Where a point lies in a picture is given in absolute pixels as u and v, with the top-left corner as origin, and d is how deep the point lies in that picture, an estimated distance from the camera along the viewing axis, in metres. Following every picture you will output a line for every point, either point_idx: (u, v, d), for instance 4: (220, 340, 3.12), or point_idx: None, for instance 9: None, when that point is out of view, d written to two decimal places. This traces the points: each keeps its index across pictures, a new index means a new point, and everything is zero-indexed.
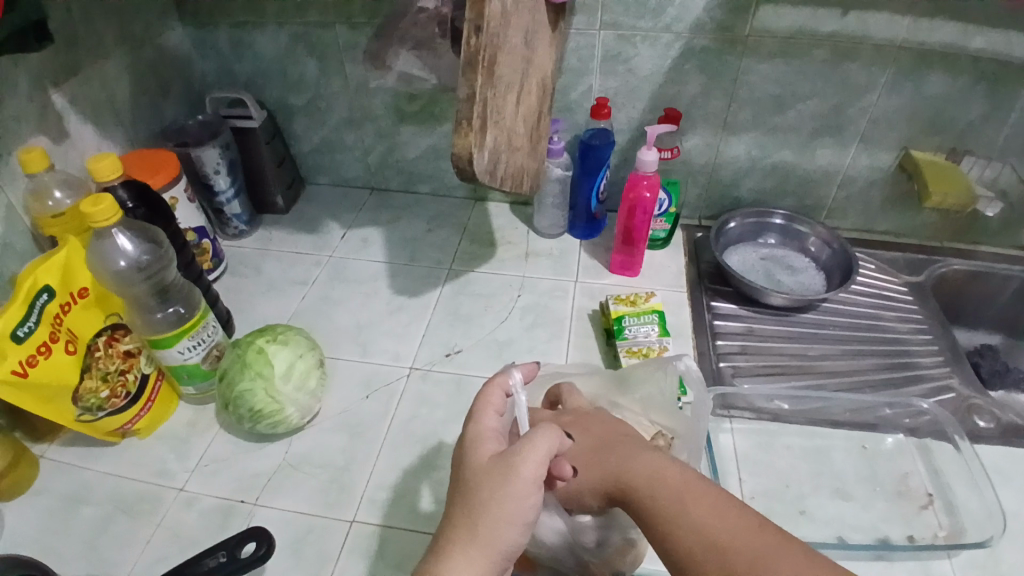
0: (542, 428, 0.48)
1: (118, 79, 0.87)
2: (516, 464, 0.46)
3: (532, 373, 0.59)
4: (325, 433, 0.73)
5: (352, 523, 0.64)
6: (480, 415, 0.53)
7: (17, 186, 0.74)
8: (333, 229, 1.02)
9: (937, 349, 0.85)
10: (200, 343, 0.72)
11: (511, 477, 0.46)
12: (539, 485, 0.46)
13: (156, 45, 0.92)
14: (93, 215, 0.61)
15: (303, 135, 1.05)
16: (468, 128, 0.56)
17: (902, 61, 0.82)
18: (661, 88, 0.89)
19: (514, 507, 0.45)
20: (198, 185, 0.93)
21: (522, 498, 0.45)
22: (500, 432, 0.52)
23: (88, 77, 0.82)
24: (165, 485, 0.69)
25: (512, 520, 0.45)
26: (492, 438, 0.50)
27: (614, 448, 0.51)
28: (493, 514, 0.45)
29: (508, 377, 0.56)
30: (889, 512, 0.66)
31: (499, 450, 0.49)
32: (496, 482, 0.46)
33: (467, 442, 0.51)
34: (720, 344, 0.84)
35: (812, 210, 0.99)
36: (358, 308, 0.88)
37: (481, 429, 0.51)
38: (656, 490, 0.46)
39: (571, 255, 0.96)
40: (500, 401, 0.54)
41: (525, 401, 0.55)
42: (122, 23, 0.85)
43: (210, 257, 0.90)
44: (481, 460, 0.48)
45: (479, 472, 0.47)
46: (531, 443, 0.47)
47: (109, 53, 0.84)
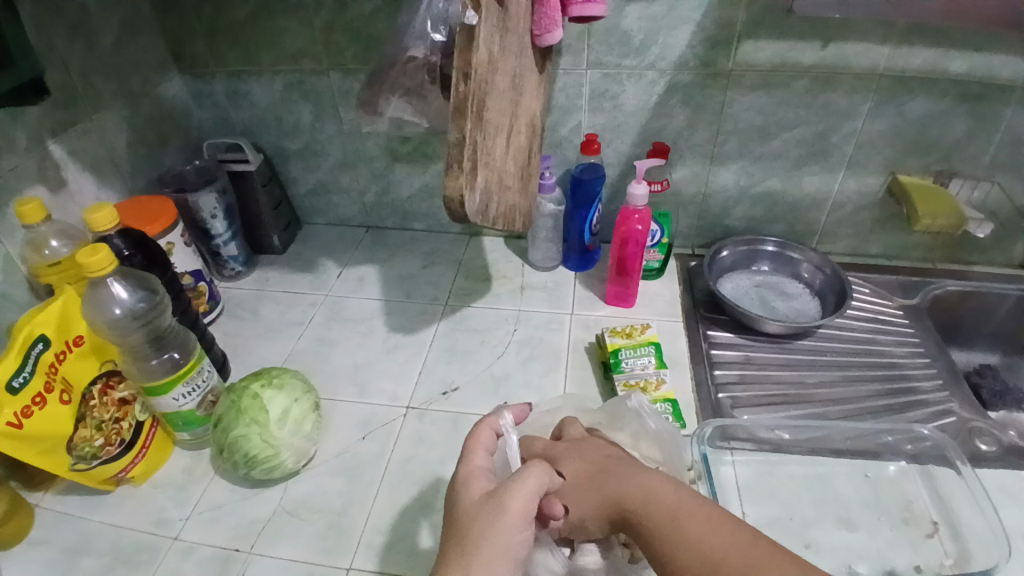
0: (530, 465, 0.49)
1: (116, 130, 0.88)
2: (505, 499, 0.46)
3: (522, 414, 0.60)
4: (322, 477, 0.72)
5: (349, 570, 0.63)
6: (469, 455, 0.53)
7: (14, 237, 0.75)
8: (329, 268, 1.03)
9: (935, 372, 0.84)
10: (196, 389, 0.72)
11: (500, 513, 0.46)
12: (530, 521, 0.47)
13: (154, 96, 0.95)
14: (89, 265, 0.62)
15: (298, 178, 1.07)
16: (458, 171, 0.57)
17: (882, 88, 0.83)
18: (647, 123, 0.91)
19: (504, 544, 0.44)
20: (195, 229, 0.94)
21: (512, 534, 0.45)
22: (490, 470, 0.52)
23: (86, 128, 0.83)
24: (161, 534, 0.68)
25: (503, 556, 0.44)
26: (481, 475, 0.51)
27: (610, 472, 0.51)
28: (485, 550, 0.44)
29: (498, 419, 0.57)
30: (895, 539, 0.64)
31: (488, 487, 0.49)
32: (486, 518, 0.46)
33: (458, 481, 0.51)
34: (717, 373, 0.83)
35: (803, 236, 1.00)
36: (355, 348, 0.88)
37: (470, 469, 0.52)
38: (654, 513, 0.47)
39: (566, 288, 0.97)
40: (489, 440, 0.55)
41: (515, 439, 0.56)
42: (120, 75, 0.88)
43: (206, 299, 0.91)
44: (472, 498, 0.48)
45: (469, 510, 0.47)
46: (520, 479, 0.48)
47: (108, 105, 0.86)
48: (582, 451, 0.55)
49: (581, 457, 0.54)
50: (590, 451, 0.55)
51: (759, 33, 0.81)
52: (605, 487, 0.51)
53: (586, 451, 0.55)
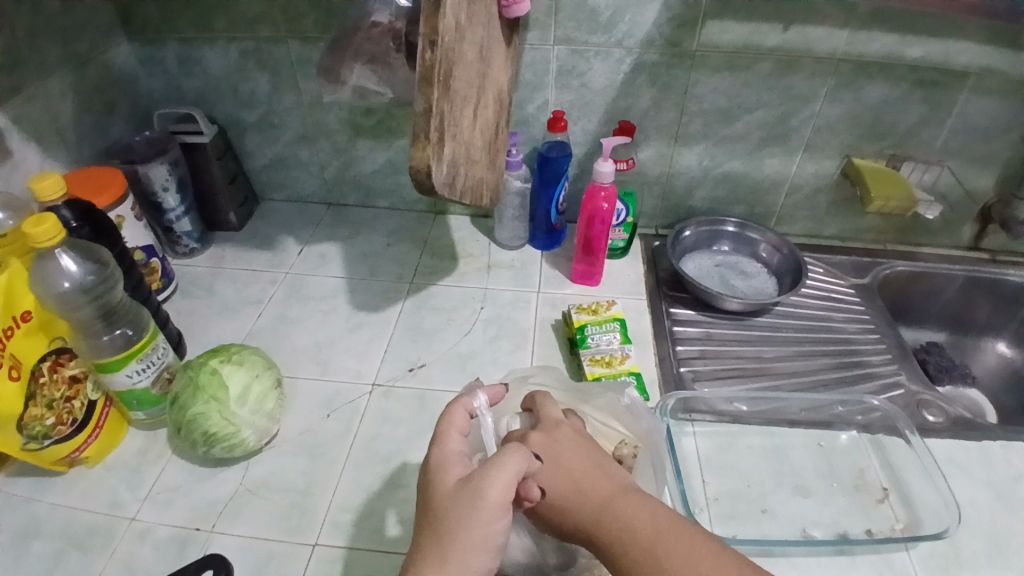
0: (508, 449, 0.48)
1: (62, 96, 0.83)
2: (483, 486, 0.45)
3: (497, 396, 0.59)
4: (284, 455, 0.71)
5: (315, 547, 0.62)
6: (445, 438, 0.52)
7: None
8: (291, 246, 1.00)
9: (885, 347, 0.89)
10: (151, 366, 0.69)
11: (477, 501, 0.45)
12: (507, 510, 0.46)
13: (101, 62, 0.89)
14: (36, 235, 0.58)
15: (256, 152, 1.03)
16: (426, 142, 0.57)
17: (842, 72, 0.86)
18: (614, 102, 0.91)
19: (482, 534, 0.44)
20: (146, 203, 0.90)
21: (490, 524, 0.45)
22: (465, 453, 0.51)
23: (33, 95, 0.79)
24: (117, 516, 0.66)
25: (482, 546, 0.44)
26: (458, 460, 0.50)
27: (583, 491, 0.49)
28: (461, 540, 0.44)
29: (472, 399, 0.57)
30: (849, 507, 0.67)
31: (464, 472, 0.48)
32: (464, 506, 0.45)
33: (431, 467, 0.50)
34: (680, 349, 0.85)
35: (762, 217, 1.03)
36: (317, 326, 0.86)
37: (442, 453, 0.50)
38: (630, 547, 0.46)
39: (532, 267, 0.97)
40: (463, 421, 0.54)
41: (490, 422, 0.57)
42: (66, 39, 0.82)
43: (159, 276, 0.87)
44: (446, 485, 0.47)
45: (445, 497, 0.46)
46: (498, 466, 0.46)
47: (51, 70, 0.81)
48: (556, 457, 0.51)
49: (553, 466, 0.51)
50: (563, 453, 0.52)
51: (725, 14, 0.82)
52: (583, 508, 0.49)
53: (558, 454, 0.52)
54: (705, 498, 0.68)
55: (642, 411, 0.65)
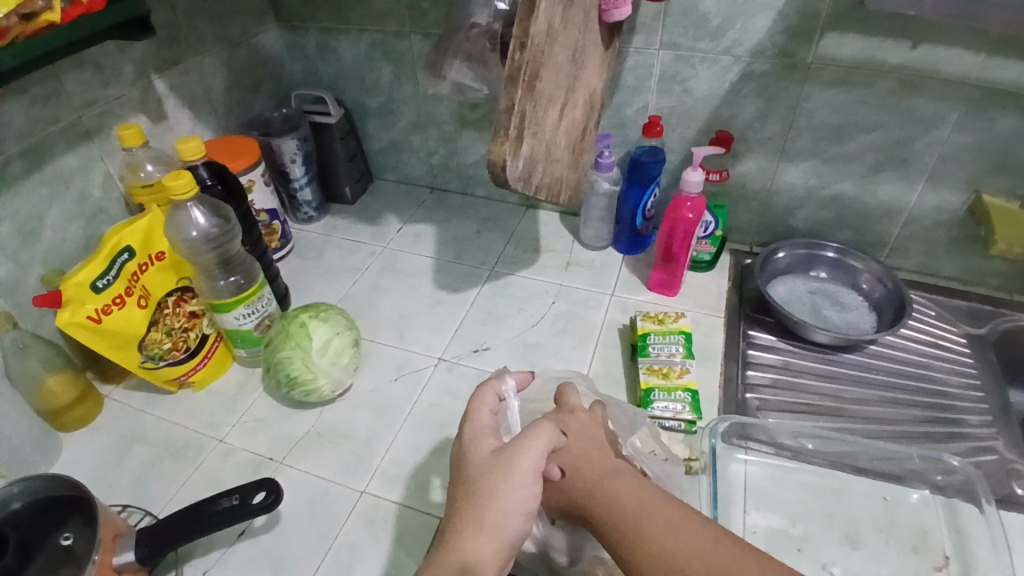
0: (539, 423, 0.51)
1: (215, 73, 0.98)
2: (516, 456, 0.48)
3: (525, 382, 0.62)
4: (353, 408, 0.78)
5: (362, 493, 0.70)
6: (476, 414, 0.54)
7: (115, 158, 0.85)
8: (392, 222, 1.09)
9: (989, 407, 0.79)
10: (255, 312, 0.80)
11: (512, 469, 0.48)
12: (540, 477, 0.49)
13: (252, 44, 1.03)
14: (176, 187, 0.70)
15: (374, 134, 1.13)
16: (504, 137, 0.61)
17: (973, 98, 0.77)
18: (716, 111, 0.89)
19: (516, 499, 0.47)
20: (275, 171, 1.02)
21: (523, 489, 0.47)
22: (494, 429, 0.53)
23: (188, 68, 0.93)
24: (209, 435, 0.78)
25: (516, 511, 0.47)
26: (490, 433, 0.52)
27: (579, 467, 0.52)
28: (496, 503, 0.46)
29: (502, 382, 0.60)
30: (901, 567, 0.62)
31: (496, 445, 0.51)
32: (498, 473, 0.48)
33: (464, 440, 0.52)
34: (749, 373, 0.82)
35: (871, 247, 0.95)
36: (403, 298, 0.94)
37: (474, 427, 0.53)
38: (616, 520, 0.47)
39: (611, 269, 0.98)
40: (494, 400, 0.56)
41: (516, 405, 0.60)
42: (223, 24, 0.97)
43: (278, 237, 0.99)
44: (480, 455, 0.50)
45: (480, 465, 0.49)
46: (530, 435, 0.49)
47: (210, 49, 0.96)
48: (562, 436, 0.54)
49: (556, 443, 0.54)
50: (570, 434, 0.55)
51: (845, 26, 0.77)
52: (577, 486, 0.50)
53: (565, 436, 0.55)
54: (741, 527, 0.66)
55: (645, 461, 0.63)
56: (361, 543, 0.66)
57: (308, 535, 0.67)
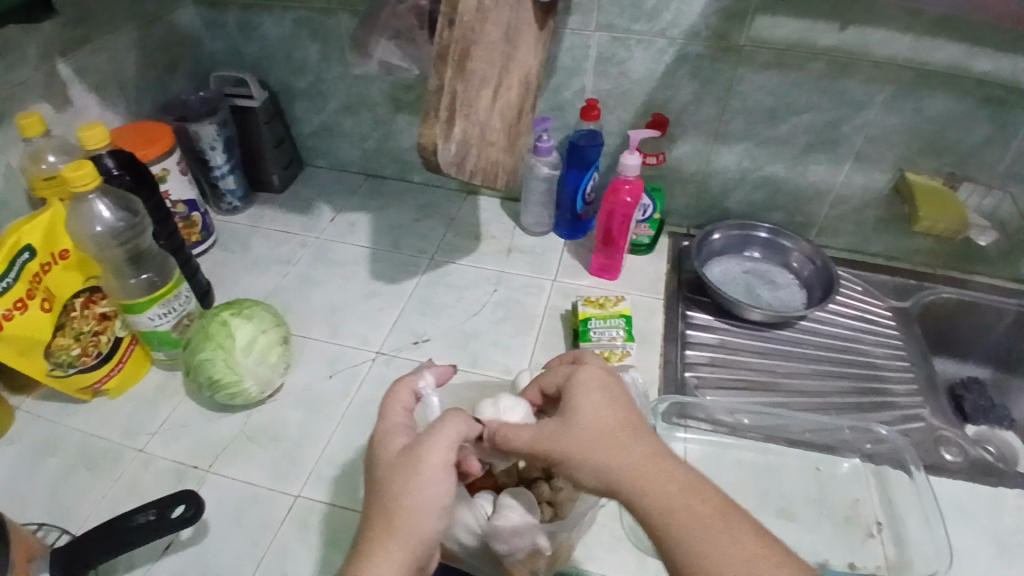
0: (448, 418, 0.50)
1: (125, 54, 0.90)
2: (424, 452, 0.48)
3: (445, 376, 0.59)
4: (283, 408, 0.74)
5: (296, 498, 0.66)
6: (389, 412, 0.53)
7: (14, 149, 0.77)
8: (324, 212, 1.04)
9: (912, 378, 0.83)
10: (172, 311, 0.75)
11: (419, 468, 0.47)
12: (450, 472, 0.48)
13: (167, 21, 0.95)
14: (73, 176, 0.64)
15: (303, 118, 1.07)
16: (434, 119, 0.58)
17: (902, 80, 0.80)
18: (652, 94, 0.89)
19: (427, 496, 0.46)
20: (195, 159, 0.95)
21: (433, 485, 0.47)
22: (408, 426, 0.52)
23: (99, 48, 0.85)
24: (127, 444, 0.72)
25: (428, 508, 0.46)
26: (401, 432, 0.51)
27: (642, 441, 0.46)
28: (407, 503, 0.46)
29: (418, 380, 0.58)
30: (835, 538, 0.64)
31: (405, 442, 0.50)
32: (406, 474, 0.47)
33: (375, 440, 0.51)
34: (689, 353, 0.83)
35: (802, 227, 0.98)
36: (336, 290, 0.90)
37: (384, 426, 0.52)
38: (693, 506, 0.41)
39: (552, 254, 0.97)
40: (408, 398, 0.55)
41: (435, 402, 0.58)
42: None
43: (199, 230, 0.93)
44: (391, 455, 0.49)
45: (389, 467, 0.48)
46: (437, 431, 0.48)
47: (120, 27, 0.88)
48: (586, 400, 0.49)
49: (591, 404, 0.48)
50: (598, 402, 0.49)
51: (776, 8, 0.77)
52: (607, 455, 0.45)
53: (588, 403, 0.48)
54: None
55: None
56: (297, 548, 0.62)
57: (238, 543, 0.63)
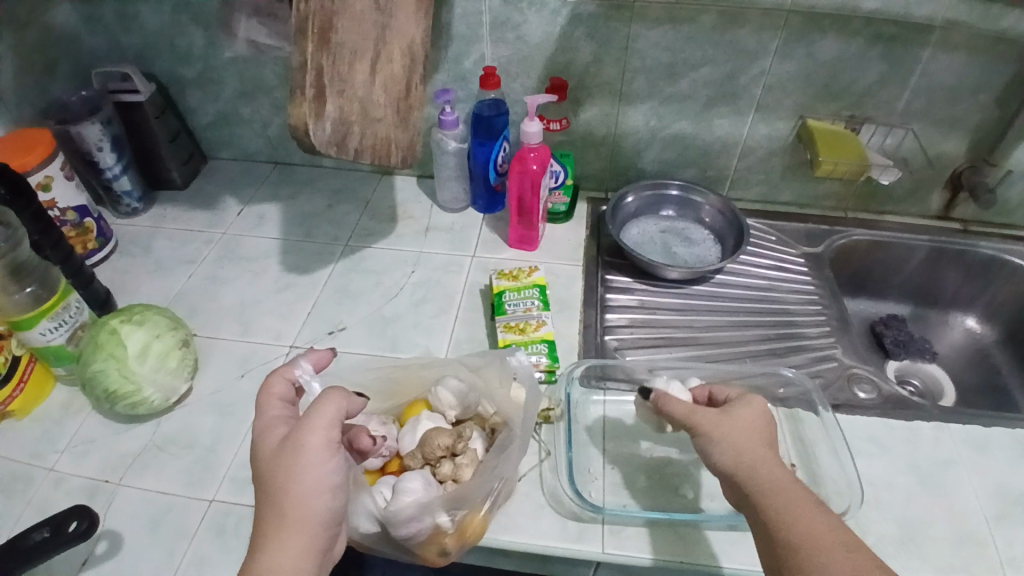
0: (324, 395, 0.49)
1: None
2: (303, 436, 0.47)
3: (323, 361, 0.57)
4: (194, 413, 0.72)
5: (211, 502, 0.64)
6: (265, 406, 0.52)
7: None
8: (231, 205, 1.00)
9: (825, 319, 0.86)
10: (63, 324, 0.71)
11: (299, 451, 0.46)
12: (336, 449, 0.48)
13: (43, 24, 0.88)
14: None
15: (199, 109, 1.02)
16: (301, 98, 0.56)
17: (791, 27, 0.81)
18: (552, 57, 0.87)
19: (314, 478, 0.46)
20: (83, 162, 0.90)
21: (318, 467, 0.46)
22: (289, 417, 0.51)
23: None
24: (36, 464, 0.69)
25: (317, 490, 0.46)
26: (278, 423, 0.50)
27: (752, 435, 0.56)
28: (293, 489, 0.45)
29: (294, 369, 0.55)
30: None
31: (285, 432, 0.49)
32: (286, 462, 0.46)
33: (254, 436, 0.50)
34: (608, 317, 0.84)
35: (714, 181, 0.99)
36: (245, 287, 0.86)
37: (262, 423, 0.50)
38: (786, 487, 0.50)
39: (471, 230, 0.95)
40: (284, 389, 0.53)
41: (317, 388, 0.55)
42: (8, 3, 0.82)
43: (94, 236, 0.88)
44: (269, 447, 0.48)
45: (269, 458, 0.47)
46: (314, 412, 0.48)
47: None
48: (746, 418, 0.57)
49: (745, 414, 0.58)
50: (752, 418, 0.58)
51: None
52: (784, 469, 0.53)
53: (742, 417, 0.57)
54: (602, 466, 0.66)
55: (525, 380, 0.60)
56: (215, 555, 0.60)
57: (154, 555, 0.61)
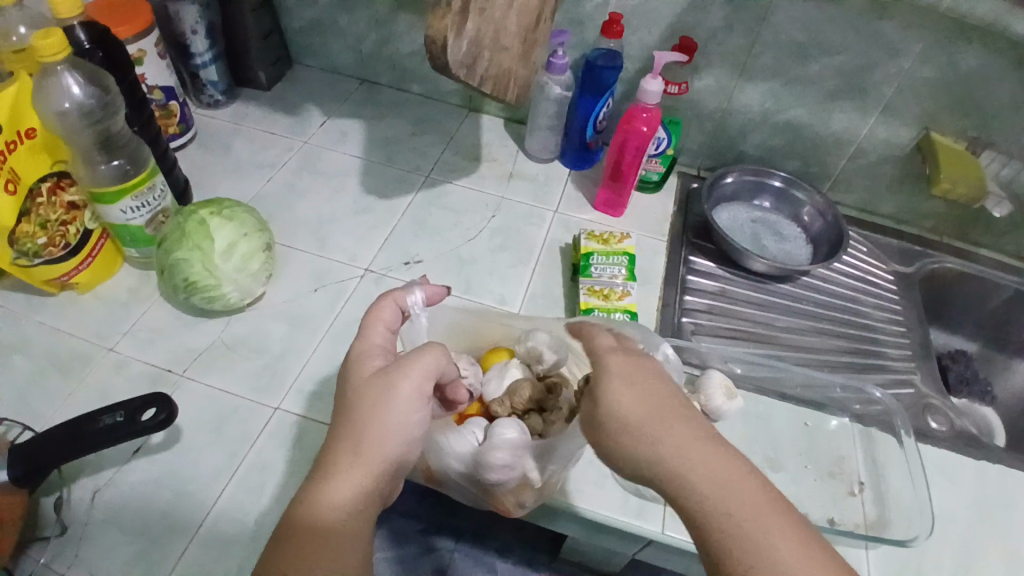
0: (429, 343, 0.46)
1: None
2: (397, 378, 0.44)
3: (436, 297, 0.56)
4: (266, 319, 0.71)
5: (276, 410, 0.64)
6: (370, 330, 0.49)
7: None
8: (314, 115, 0.96)
9: (907, 343, 0.84)
10: (146, 206, 0.69)
11: (391, 392, 0.43)
12: (426, 402, 0.44)
13: None
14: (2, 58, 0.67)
15: (293, 9, 0.96)
16: (445, 11, 0.53)
17: (937, 31, 0.75)
18: (680, 15, 0.81)
19: (398, 426, 0.43)
20: (173, 43, 0.86)
21: (404, 415, 0.43)
22: (387, 348, 0.49)
23: None
24: (98, 343, 0.69)
25: (396, 437, 0.43)
26: (377, 352, 0.47)
27: (673, 425, 0.41)
28: (374, 430, 0.42)
29: (407, 295, 0.54)
30: (817, 491, 0.65)
31: (382, 364, 0.46)
32: (376, 398, 0.43)
33: (350, 358, 0.47)
34: (687, 299, 0.80)
35: (816, 178, 0.94)
36: (324, 202, 0.84)
37: (363, 346, 0.48)
38: (729, 513, 0.37)
39: (556, 184, 0.92)
40: (392, 315, 0.51)
41: (423, 322, 0.55)
42: None
43: (177, 121, 0.86)
44: (362, 375, 0.45)
45: (359, 386, 0.44)
46: (416, 356, 0.45)
47: None
48: (628, 402, 0.42)
49: (610, 410, 0.43)
50: (636, 390, 0.43)
51: None
52: (716, 462, 0.39)
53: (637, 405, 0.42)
54: None
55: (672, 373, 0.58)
56: (276, 462, 0.60)
57: (215, 454, 0.61)
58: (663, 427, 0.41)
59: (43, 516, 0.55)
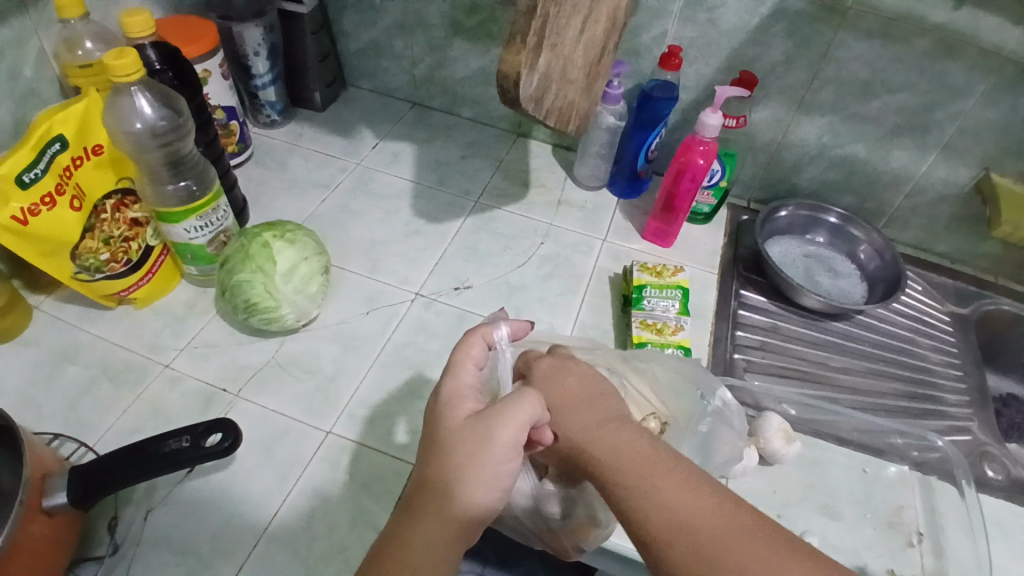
0: (524, 393, 0.45)
1: None
2: (495, 427, 0.44)
3: (520, 332, 0.57)
4: (318, 340, 0.72)
5: (328, 434, 0.64)
6: (459, 368, 0.50)
7: (52, 30, 0.70)
8: (367, 137, 0.98)
9: (964, 388, 0.81)
10: (208, 226, 0.70)
11: (487, 441, 0.43)
12: (519, 451, 0.44)
13: None
14: (71, 72, 0.70)
15: (351, 32, 0.99)
16: (520, 45, 0.53)
17: (1004, 74, 0.73)
18: (740, 48, 0.81)
19: (491, 476, 0.43)
20: (236, 64, 0.89)
21: (498, 465, 0.43)
22: (477, 388, 0.49)
23: None
24: (153, 358, 0.70)
25: (488, 485, 0.43)
26: (470, 395, 0.48)
27: (579, 409, 0.49)
28: (467, 478, 0.43)
29: (494, 330, 0.54)
30: (874, 541, 0.63)
31: (475, 409, 0.46)
32: (470, 445, 0.43)
33: (441, 399, 0.48)
34: (738, 334, 0.79)
35: (870, 215, 0.92)
36: (376, 224, 0.85)
37: (455, 387, 0.48)
38: (623, 469, 0.44)
39: (604, 212, 0.91)
40: (481, 353, 0.51)
41: (508, 358, 0.54)
42: None
43: (236, 140, 0.88)
44: (456, 419, 0.46)
45: (453, 431, 0.45)
46: (513, 405, 0.45)
47: None
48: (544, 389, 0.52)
49: None
50: (551, 382, 0.52)
51: None
52: (611, 433, 0.47)
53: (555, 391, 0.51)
54: None
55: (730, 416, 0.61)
56: (324, 487, 0.60)
57: (266, 476, 0.61)
58: (573, 407, 0.50)
59: (95, 535, 0.56)
